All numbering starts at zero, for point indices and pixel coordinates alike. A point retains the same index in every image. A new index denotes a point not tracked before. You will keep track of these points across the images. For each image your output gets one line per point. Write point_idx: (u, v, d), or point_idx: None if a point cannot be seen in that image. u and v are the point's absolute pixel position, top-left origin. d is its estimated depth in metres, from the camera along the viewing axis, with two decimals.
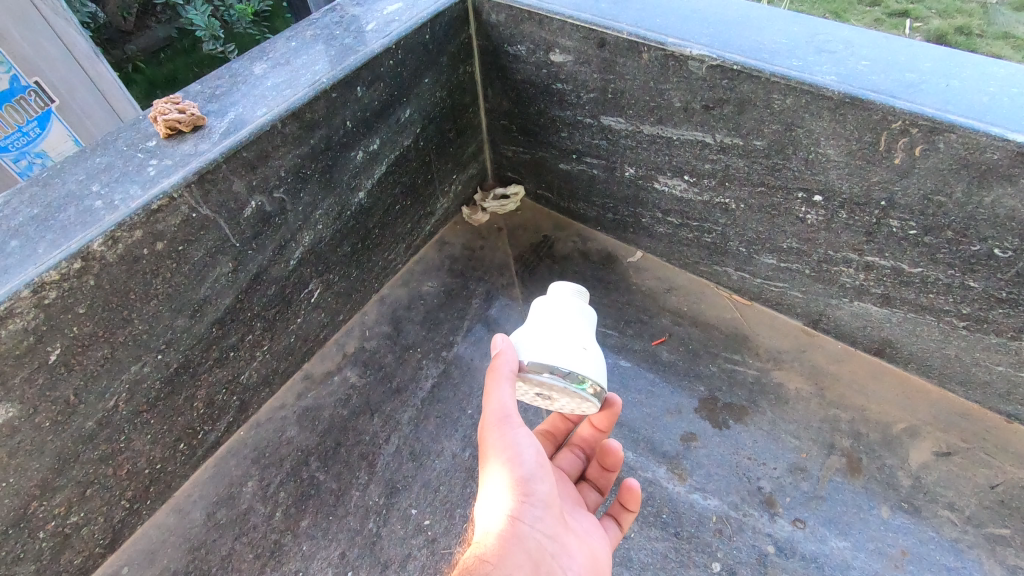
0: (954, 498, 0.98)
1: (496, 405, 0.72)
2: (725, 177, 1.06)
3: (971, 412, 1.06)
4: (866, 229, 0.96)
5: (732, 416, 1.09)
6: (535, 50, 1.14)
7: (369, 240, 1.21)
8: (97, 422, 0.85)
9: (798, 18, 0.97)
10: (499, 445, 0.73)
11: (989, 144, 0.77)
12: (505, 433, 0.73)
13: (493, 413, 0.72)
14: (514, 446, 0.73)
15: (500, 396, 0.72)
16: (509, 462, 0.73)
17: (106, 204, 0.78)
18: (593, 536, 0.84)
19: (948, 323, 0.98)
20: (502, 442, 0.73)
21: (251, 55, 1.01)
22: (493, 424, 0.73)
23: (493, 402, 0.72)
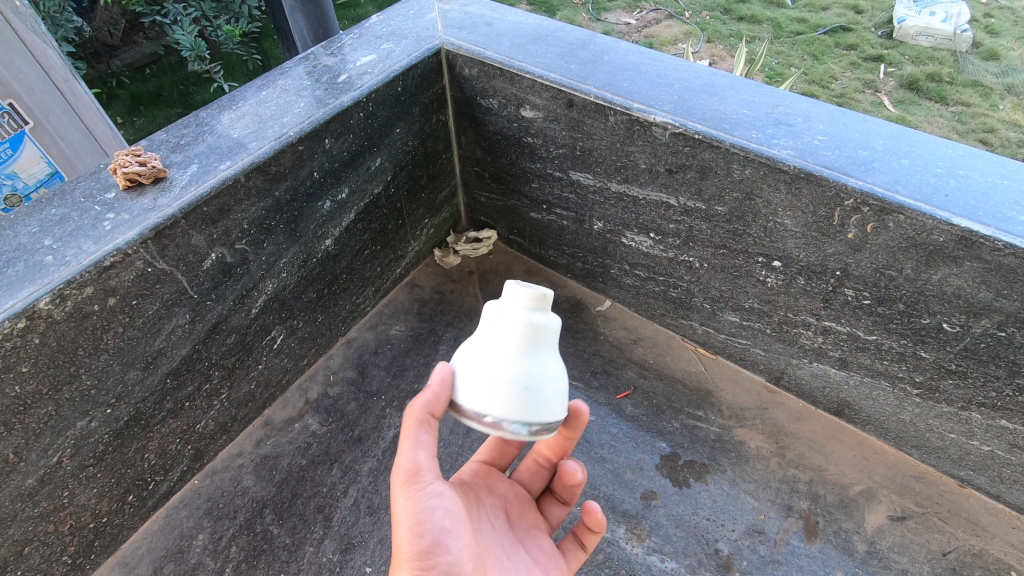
0: (907, 565, 0.98)
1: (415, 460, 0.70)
2: (689, 237, 1.07)
3: (925, 475, 1.08)
4: (823, 295, 0.97)
5: (693, 474, 1.10)
6: (506, 105, 1.15)
7: (336, 286, 1.21)
8: (39, 479, 0.83)
9: (761, 90, 1.00)
10: (408, 514, 0.68)
11: (935, 227, 0.79)
12: (416, 493, 0.69)
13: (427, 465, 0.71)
14: (421, 509, 0.69)
15: (413, 449, 0.70)
16: (414, 531, 0.68)
17: (56, 259, 0.76)
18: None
19: (901, 389, 1.00)
20: (414, 500, 0.68)
21: (221, 104, 1.02)
22: (402, 482, 0.69)
23: (403, 456, 0.69)
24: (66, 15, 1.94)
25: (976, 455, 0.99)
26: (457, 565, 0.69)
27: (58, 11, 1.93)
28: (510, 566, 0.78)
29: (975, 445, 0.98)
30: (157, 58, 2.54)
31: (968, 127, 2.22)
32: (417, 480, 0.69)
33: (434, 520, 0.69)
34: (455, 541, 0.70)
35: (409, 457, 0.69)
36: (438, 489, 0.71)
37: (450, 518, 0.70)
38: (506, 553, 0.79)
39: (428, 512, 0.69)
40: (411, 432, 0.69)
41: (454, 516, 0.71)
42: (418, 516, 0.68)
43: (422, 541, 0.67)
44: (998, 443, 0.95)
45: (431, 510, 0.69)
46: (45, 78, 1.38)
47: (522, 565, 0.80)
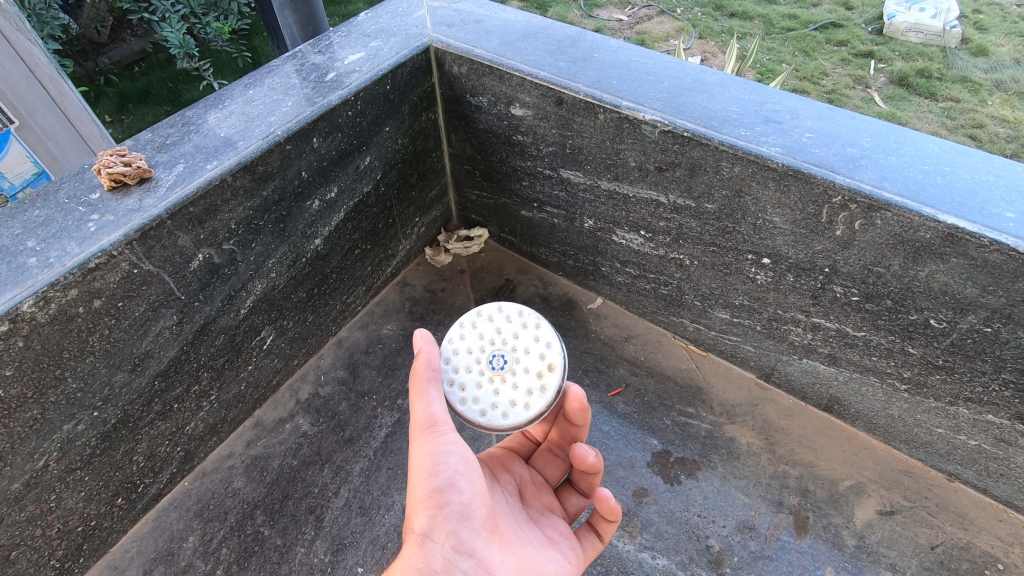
0: (896, 559, 0.99)
1: (428, 410, 0.70)
2: (679, 234, 1.08)
3: (913, 469, 1.09)
4: (812, 292, 0.98)
5: (684, 471, 1.10)
6: (495, 103, 1.15)
7: (326, 285, 1.20)
8: (25, 483, 0.82)
9: (750, 87, 1.00)
10: (423, 459, 0.68)
11: (922, 223, 0.79)
12: (432, 441, 0.68)
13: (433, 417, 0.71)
14: (437, 455, 0.68)
15: (429, 400, 0.70)
16: (428, 475, 0.67)
17: (40, 261, 0.75)
18: (533, 551, 0.78)
19: (890, 385, 1.01)
20: (431, 448, 0.68)
21: (207, 103, 1.01)
22: (421, 429, 0.69)
23: (419, 409, 0.70)
24: (52, 12, 1.91)
25: (964, 449, 1.00)
26: (469, 507, 0.69)
27: (44, 7, 1.90)
28: (523, 535, 0.80)
29: (963, 439, 0.99)
30: (145, 56, 2.51)
31: (957, 122, 2.24)
32: (432, 428, 0.69)
33: (449, 465, 0.68)
34: (467, 487, 0.69)
35: (426, 409, 0.70)
36: (456, 439, 0.70)
37: (465, 464, 0.69)
38: (520, 525, 0.81)
39: (444, 457, 0.68)
40: (424, 384, 0.71)
41: (471, 464, 0.70)
42: (433, 461, 0.68)
43: (435, 482, 0.67)
44: (985, 437, 0.96)
45: (447, 455, 0.68)
46: (30, 75, 1.35)
47: (535, 538, 0.81)
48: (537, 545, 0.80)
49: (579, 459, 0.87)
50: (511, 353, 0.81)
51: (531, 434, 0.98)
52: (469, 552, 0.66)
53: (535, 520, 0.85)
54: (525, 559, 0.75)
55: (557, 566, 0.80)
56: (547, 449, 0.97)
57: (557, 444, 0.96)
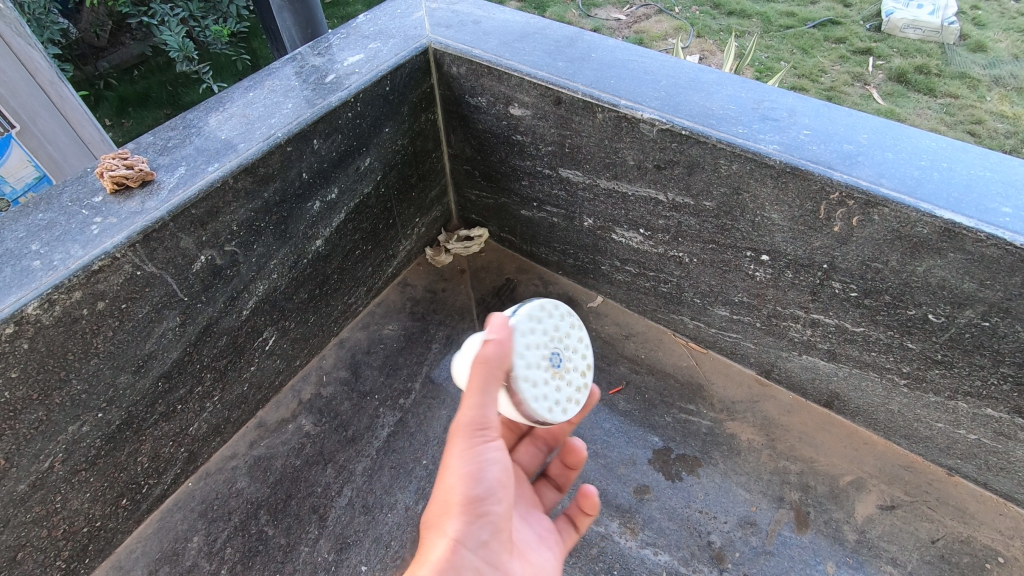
0: (897, 553, 1.00)
1: (479, 415, 0.68)
2: (678, 232, 1.08)
3: (913, 464, 1.09)
4: (811, 289, 0.98)
5: (685, 468, 1.11)
6: (494, 103, 1.15)
7: (327, 286, 1.21)
8: (30, 484, 0.83)
9: (747, 85, 1.01)
10: (465, 463, 0.67)
11: (919, 219, 0.80)
12: (476, 445, 0.68)
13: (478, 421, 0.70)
14: (479, 461, 0.67)
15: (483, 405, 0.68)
16: (470, 480, 0.67)
17: (44, 264, 0.76)
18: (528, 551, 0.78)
19: (889, 380, 1.01)
20: (475, 455, 0.68)
21: (208, 106, 1.01)
22: (466, 432, 0.68)
23: (472, 411, 0.68)
24: (51, 17, 1.92)
25: (964, 443, 1.01)
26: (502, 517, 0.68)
27: (44, 13, 1.90)
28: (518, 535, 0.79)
29: (962, 433, 0.99)
30: (145, 60, 2.52)
31: (956, 119, 2.24)
32: (481, 433, 0.68)
33: (488, 473, 0.68)
34: (501, 498, 0.69)
35: (479, 414, 0.68)
36: (496, 446, 0.70)
37: (502, 474, 0.69)
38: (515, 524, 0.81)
39: (486, 466, 0.68)
40: (482, 387, 0.68)
41: (506, 474, 0.70)
42: (475, 469, 0.67)
43: (475, 490, 0.67)
44: (984, 431, 0.96)
45: (488, 463, 0.68)
46: (31, 80, 1.36)
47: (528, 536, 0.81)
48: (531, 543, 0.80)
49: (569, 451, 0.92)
50: (564, 351, 0.76)
51: (516, 426, 0.97)
52: (495, 564, 0.66)
53: (525, 517, 0.85)
54: (537, 564, 0.76)
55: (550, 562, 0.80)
56: (528, 444, 0.98)
57: (538, 438, 0.98)
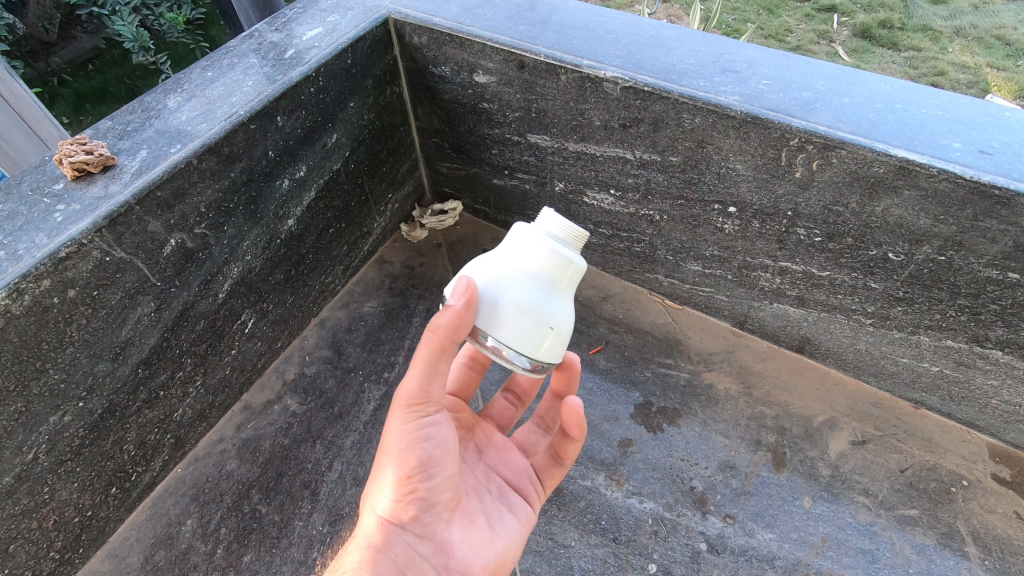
0: (869, 484, 1.04)
1: (411, 388, 0.70)
2: (648, 190, 1.10)
3: (882, 400, 1.14)
4: (777, 237, 1.01)
5: (665, 419, 1.14)
6: (459, 71, 1.15)
7: (303, 266, 1.20)
8: (16, 476, 0.83)
9: (707, 39, 1.02)
10: (401, 440, 0.71)
11: (875, 159, 0.82)
12: (414, 421, 0.71)
13: (406, 397, 0.71)
14: (416, 438, 0.72)
15: (417, 380, 0.71)
16: (405, 453, 0.71)
17: (9, 254, 0.75)
18: (502, 500, 0.85)
19: (856, 321, 1.05)
20: (410, 430, 0.71)
21: (165, 88, 1.00)
22: (401, 407, 0.71)
23: (409, 380, 0.71)
24: None
25: (927, 376, 1.05)
26: (435, 493, 0.74)
27: None
28: (484, 490, 0.84)
29: (926, 366, 1.04)
30: (98, 53, 2.30)
31: (919, 70, 2.25)
32: (415, 411, 0.71)
33: (424, 450, 0.72)
34: (440, 471, 0.74)
35: (417, 390, 0.71)
36: (437, 420, 0.73)
37: (442, 450, 0.74)
38: (480, 479, 0.85)
39: (421, 441, 0.72)
40: (421, 363, 0.70)
41: (446, 448, 0.74)
42: (411, 443, 0.71)
43: (409, 466, 0.71)
44: (946, 362, 1.00)
45: (424, 437, 0.72)
46: None
47: (496, 487, 0.86)
48: (497, 497, 0.85)
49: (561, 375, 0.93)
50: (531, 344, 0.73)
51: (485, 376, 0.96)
52: (429, 535, 0.73)
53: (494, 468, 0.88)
54: (488, 527, 0.80)
55: (520, 514, 0.85)
56: (504, 397, 1.00)
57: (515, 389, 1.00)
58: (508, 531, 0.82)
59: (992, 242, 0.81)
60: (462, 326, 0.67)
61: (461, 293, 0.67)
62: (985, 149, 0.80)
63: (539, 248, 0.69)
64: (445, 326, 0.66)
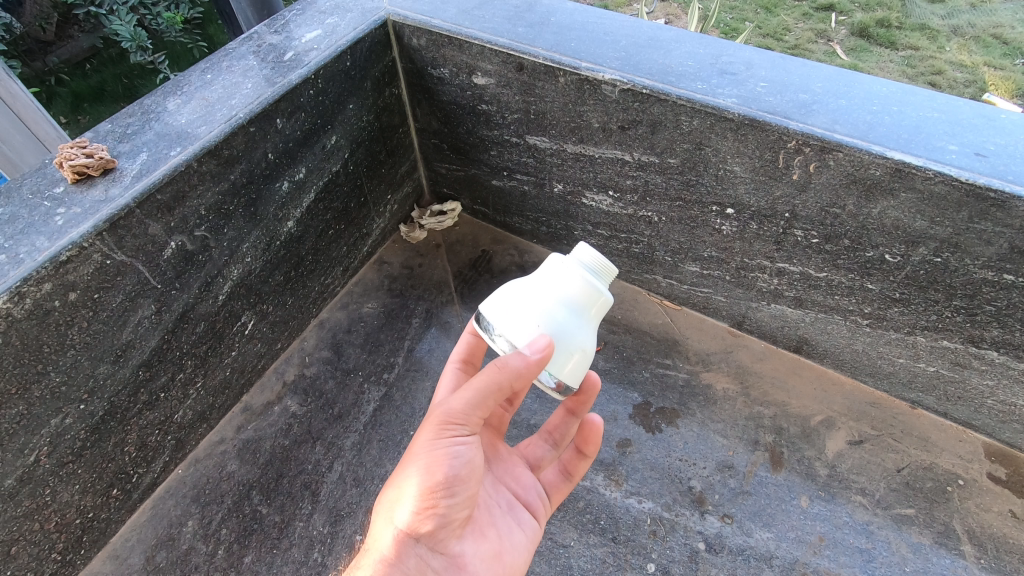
0: (865, 483, 1.05)
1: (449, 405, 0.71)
2: (646, 192, 1.10)
3: (878, 400, 1.15)
4: (775, 238, 1.02)
5: (664, 420, 1.15)
6: (458, 73, 1.15)
7: (303, 267, 1.21)
8: (18, 479, 0.83)
9: (705, 41, 1.02)
10: (428, 454, 0.70)
11: (871, 161, 0.82)
12: (444, 436, 0.71)
13: (443, 412, 0.72)
14: (444, 455, 0.71)
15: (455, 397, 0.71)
16: (431, 470, 0.70)
17: (9, 258, 0.75)
18: (510, 513, 0.85)
19: (853, 321, 1.05)
20: (439, 445, 0.71)
21: (165, 90, 1.00)
22: (436, 422, 0.72)
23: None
24: None
25: (924, 376, 1.06)
26: (454, 512, 0.73)
27: None
28: (492, 502, 0.84)
29: (922, 366, 1.04)
30: (96, 52, 2.29)
31: (917, 70, 2.25)
32: (447, 426, 0.71)
33: (451, 467, 0.71)
34: (462, 490, 0.72)
35: (454, 406, 0.71)
36: (467, 439, 0.73)
37: (468, 470, 0.72)
38: (489, 491, 0.85)
39: (448, 458, 0.71)
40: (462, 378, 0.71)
41: (472, 467, 0.73)
42: (438, 459, 0.70)
43: (434, 481, 0.70)
44: (942, 362, 1.01)
45: (451, 454, 0.71)
46: None
47: (505, 500, 0.86)
48: (506, 510, 0.85)
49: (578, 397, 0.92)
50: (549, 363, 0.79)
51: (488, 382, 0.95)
52: (441, 551, 0.73)
53: (502, 481, 0.89)
54: (497, 541, 0.80)
55: (528, 529, 0.85)
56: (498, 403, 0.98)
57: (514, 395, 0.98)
58: (517, 546, 0.83)
59: (987, 244, 0.82)
60: (529, 374, 0.69)
61: (540, 347, 0.68)
62: (981, 152, 0.80)
63: (573, 281, 0.73)
64: (513, 370, 0.68)
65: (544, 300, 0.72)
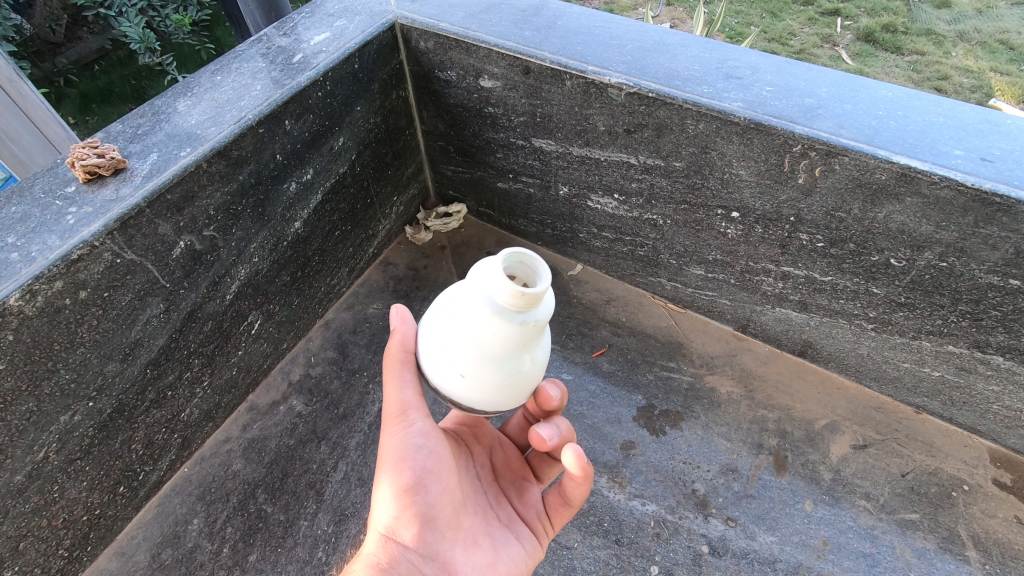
0: (870, 488, 1.05)
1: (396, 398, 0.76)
2: (651, 195, 1.10)
3: (883, 405, 1.15)
4: (780, 242, 1.02)
5: (668, 422, 1.15)
6: (464, 76, 1.16)
7: (309, 268, 1.21)
8: (27, 475, 0.84)
9: (710, 45, 1.03)
10: (392, 449, 0.75)
11: (877, 165, 0.83)
12: (403, 430, 0.76)
13: (394, 407, 0.76)
14: (405, 448, 0.75)
15: (402, 390, 0.76)
16: (398, 466, 0.75)
17: (22, 256, 0.76)
18: (509, 527, 0.85)
19: (858, 325, 1.06)
20: (400, 440, 0.75)
21: (175, 91, 1.01)
22: (392, 418, 0.76)
23: (393, 394, 0.76)
24: (3, 13, 1.75)
25: (929, 381, 1.06)
26: (431, 508, 0.75)
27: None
28: (491, 514, 0.85)
29: (927, 371, 1.04)
30: (104, 53, 2.31)
31: (922, 75, 2.25)
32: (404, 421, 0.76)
33: (413, 459, 0.75)
34: (432, 483, 0.75)
35: (404, 399, 0.76)
36: (427, 432, 0.77)
37: (432, 461, 0.76)
38: (489, 501, 0.86)
39: (410, 450, 0.75)
40: (397, 369, 0.77)
41: (438, 460, 0.77)
42: (401, 453, 0.75)
43: (401, 476, 0.74)
44: (947, 367, 1.01)
45: (413, 447, 0.75)
46: None
47: (505, 513, 0.86)
48: (503, 524, 0.85)
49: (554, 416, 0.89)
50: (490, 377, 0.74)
51: None
52: (432, 556, 0.74)
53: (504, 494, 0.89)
54: (491, 552, 0.80)
55: (527, 544, 0.85)
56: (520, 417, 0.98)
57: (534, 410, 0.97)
58: (512, 557, 0.82)
59: (993, 249, 0.82)
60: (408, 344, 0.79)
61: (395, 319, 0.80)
62: (986, 157, 0.80)
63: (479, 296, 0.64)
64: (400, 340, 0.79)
65: (457, 300, 0.68)
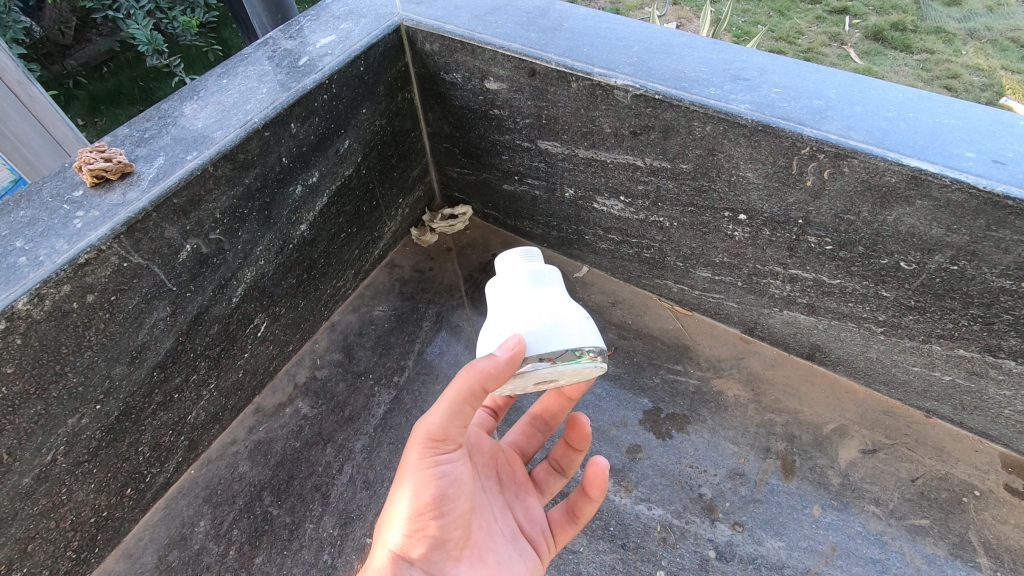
0: (879, 493, 1.04)
1: (430, 424, 0.69)
2: (657, 197, 1.10)
3: (892, 409, 1.14)
4: (788, 244, 1.01)
5: (674, 426, 1.14)
6: (470, 78, 1.16)
7: (315, 270, 1.22)
8: (35, 477, 0.84)
9: (717, 46, 1.02)
10: (417, 475, 0.69)
11: (886, 168, 0.82)
12: (431, 457, 0.70)
13: (425, 431, 0.69)
14: (430, 475, 0.70)
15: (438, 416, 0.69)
16: (422, 494, 0.69)
17: (30, 260, 0.76)
18: (514, 542, 0.83)
19: (867, 329, 1.05)
20: (427, 466, 0.70)
21: (182, 95, 1.01)
22: (421, 442, 0.69)
23: (429, 419, 0.69)
24: (13, 15, 1.73)
25: (939, 385, 1.05)
26: (445, 531, 0.72)
27: (4, 11, 1.71)
28: (497, 528, 0.82)
29: (938, 375, 1.03)
30: (113, 56, 2.33)
31: (933, 74, 2.23)
32: (434, 448, 0.70)
33: (437, 486, 0.70)
34: (451, 507, 0.72)
35: (440, 426, 0.69)
36: (453, 457, 0.72)
37: (454, 487, 0.72)
38: (495, 513, 0.83)
39: (434, 477, 0.70)
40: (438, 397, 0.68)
41: (460, 484, 0.73)
42: (426, 479, 0.70)
43: (421, 502, 0.69)
44: (958, 371, 1.00)
45: (437, 475, 0.70)
46: None
47: (509, 528, 0.84)
48: (509, 539, 0.82)
49: (577, 429, 0.90)
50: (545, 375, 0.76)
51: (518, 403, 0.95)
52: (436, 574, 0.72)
53: (511, 506, 0.87)
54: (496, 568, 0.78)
55: (528, 561, 0.83)
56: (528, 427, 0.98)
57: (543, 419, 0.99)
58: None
59: (1005, 252, 0.81)
60: (504, 376, 0.67)
61: (507, 348, 0.68)
62: (998, 159, 0.79)
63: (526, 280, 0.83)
64: (481, 371, 0.66)
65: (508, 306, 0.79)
